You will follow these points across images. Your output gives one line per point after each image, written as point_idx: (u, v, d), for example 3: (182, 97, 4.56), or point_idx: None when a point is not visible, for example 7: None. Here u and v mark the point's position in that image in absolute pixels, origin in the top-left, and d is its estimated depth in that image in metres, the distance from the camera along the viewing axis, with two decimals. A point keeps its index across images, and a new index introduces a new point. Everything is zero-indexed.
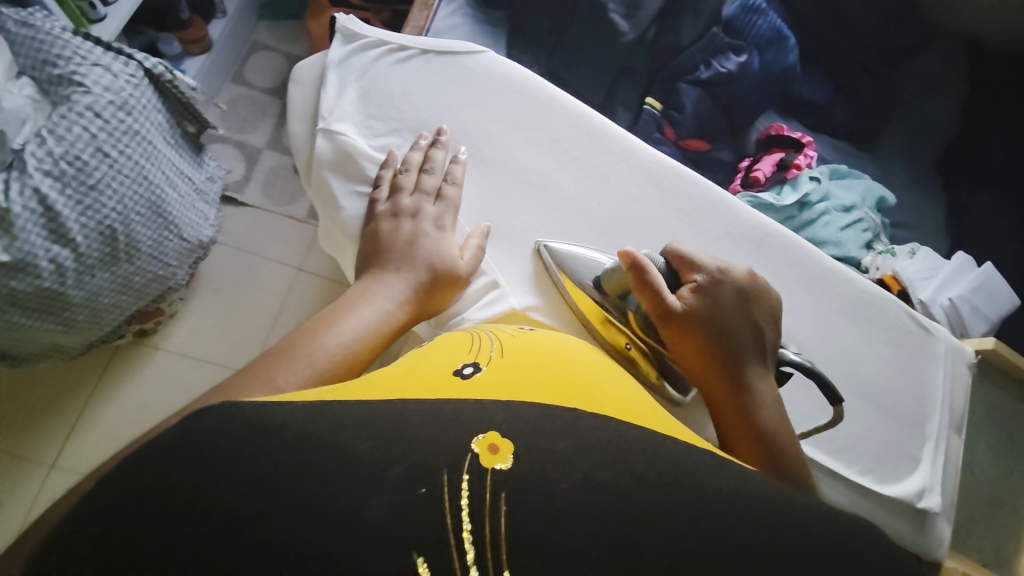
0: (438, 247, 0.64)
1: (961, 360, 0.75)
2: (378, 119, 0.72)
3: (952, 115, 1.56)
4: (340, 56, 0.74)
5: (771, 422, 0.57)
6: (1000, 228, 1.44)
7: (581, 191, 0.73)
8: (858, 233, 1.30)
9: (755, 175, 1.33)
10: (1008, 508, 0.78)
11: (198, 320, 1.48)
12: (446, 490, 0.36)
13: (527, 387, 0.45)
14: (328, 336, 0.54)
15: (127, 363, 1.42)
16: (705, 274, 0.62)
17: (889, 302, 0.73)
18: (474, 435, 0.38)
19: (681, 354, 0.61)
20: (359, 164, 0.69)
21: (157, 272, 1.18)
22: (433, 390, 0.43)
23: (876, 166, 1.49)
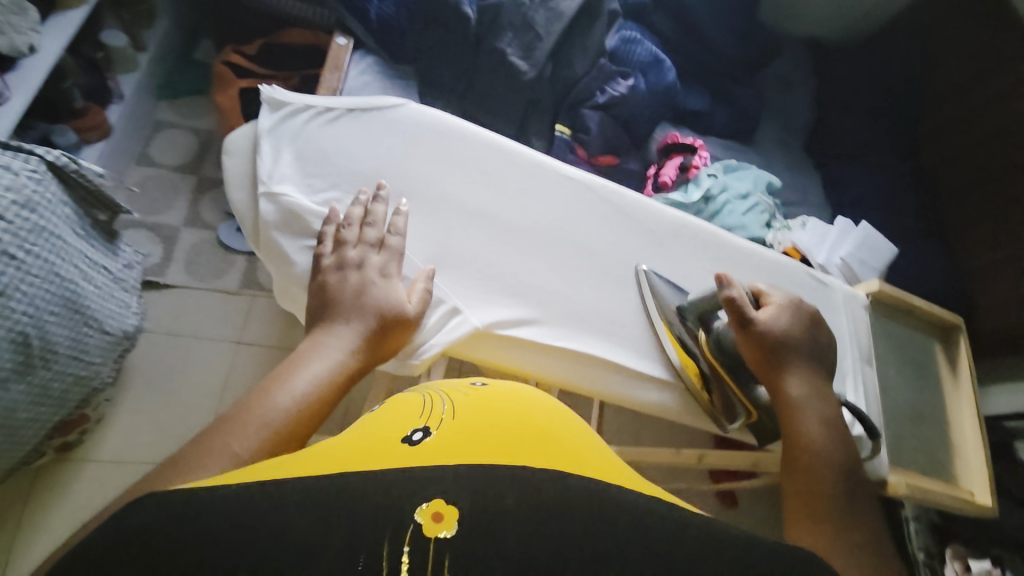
0: (386, 293, 0.66)
1: (857, 304, 0.88)
2: (317, 176, 0.75)
3: (807, 106, 1.85)
4: (271, 123, 0.76)
5: (821, 445, 0.65)
6: (866, 192, 1.70)
7: (520, 214, 0.79)
8: (756, 216, 1.50)
9: (662, 180, 1.52)
10: (929, 421, 0.90)
11: (133, 419, 1.37)
12: (386, 561, 0.35)
13: (480, 448, 0.44)
14: (281, 391, 0.55)
15: (57, 481, 1.27)
16: (781, 301, 0.74)
17: (792, 266, 0.85)
18: (417, 504, 0.37)
19: (752, 365, 0.71)
20: (305, 220, 0.72)
21: (81, 373, 1.11)
22: (377, 462, 0.41)
23: (758, 157, 1.72)
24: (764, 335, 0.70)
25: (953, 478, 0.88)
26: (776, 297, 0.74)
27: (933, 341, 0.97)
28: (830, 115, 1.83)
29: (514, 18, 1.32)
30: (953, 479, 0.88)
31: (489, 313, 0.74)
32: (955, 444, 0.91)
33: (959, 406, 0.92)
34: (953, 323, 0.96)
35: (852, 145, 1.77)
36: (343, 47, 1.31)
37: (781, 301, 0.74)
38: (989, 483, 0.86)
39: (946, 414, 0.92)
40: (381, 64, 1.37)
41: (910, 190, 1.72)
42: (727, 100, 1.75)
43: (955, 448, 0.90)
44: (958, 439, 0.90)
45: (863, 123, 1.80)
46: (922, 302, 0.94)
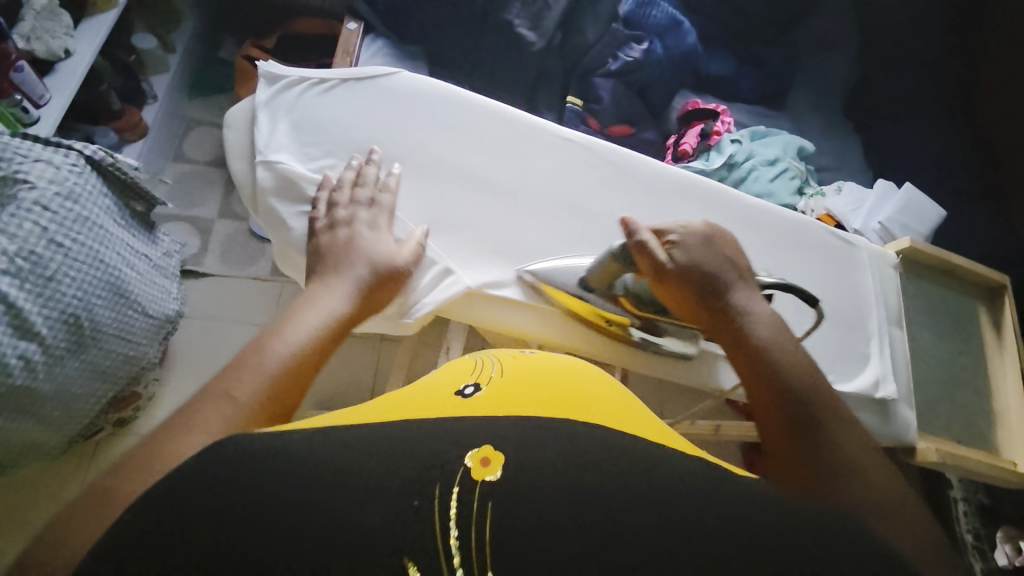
0: (374, 243, 0.68)
1: (886, 264, 0.83)
2: (314, 145, 0.77)
3: (847, 65, 1.72)
4: (267, 95, 0.79)
5: (795, 376, 0.57)
6: (905, 154, 1.60)
7: (514, 176, 0.79)
8: (786, 182, 1.45)
9: (681, 148, 1.48)
10: (969, 388, 0.84)
11: (178, 397, 1.46)
12: (437, 502, 0.40)
13: (522, 399, 0.54)
14: (277, 340, 0.55)
15: (111, 455, 1.38)
16: (676, 233, 0.70)
17: (809, 222, 0.79)
18: (468, 450, 0.43)
19: (675, 307, 0.68)
20: (300, 186, 0.74)
21: (128, 352, 1.20)
22: (439, 408, 0.52)
23: (789, 122, 1.63)
24: (673, 275, 0.67)
25: (995, 449, 0.82)
26: (673, 232, 0.70)
27: (976, 303, 0.89)
28: (870, 73, 1.70)
29: None
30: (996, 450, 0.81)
31: (480, 273, 0.74)
32: (997, 412, 0.84)
33: (1004, 373, 0.85)
34: (998, 283, 0.88)
35: (893, 103, 1.65)
36: (353, 32, 1.33)
37: (679, 232, 0.70)
38: None
39: (989, 381, 0.85)
40: (390, 45, 1.37)
41: (959, 149, 1.59)
42: (754, 63, 1.66)
43: (999, 417, 0.83)
44: (1002, 407, 0.83)
45: (906, 79, 1.67)
46: (962, 261, 0.87)
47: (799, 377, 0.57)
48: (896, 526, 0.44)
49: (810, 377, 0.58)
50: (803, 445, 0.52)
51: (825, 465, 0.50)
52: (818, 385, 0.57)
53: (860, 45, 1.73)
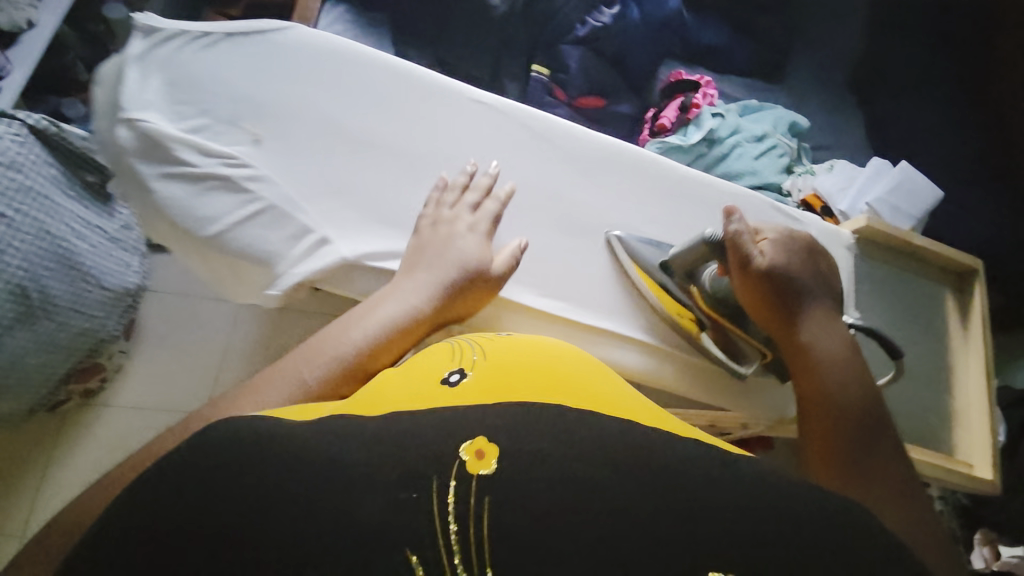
0: (474, 249, 0.71)
1: (838, 243, 0.76)
2: (189, 104, 0.72)
3: (857, 33, 1.57)
4: (139, 51, 0.72)
5: (851, 395, 0.63)
6: (909, 130, 1.47)
7: (407, 140, 0.75)
8: (773, 160, 1.36)
9: (659, 123, 1.39)
10: (924, 382, 0.78)
11: (145, 371, 1.48)
12: (434, 495, 0.44)
13: (511, 384, 0.55)
14: (354, 330, 0.63)
15: (80, 423, 1.41)
16: (774, 237, 0.72)
17: (751, 194, 0.83)
18: (462, 445, 0.47)
19: (751, 306, 0.70)
20: (168, 148, 0.69)
21: (84, 324, 1.20)
22: (424, 400, 0.53)
23: (785, 97, 1.52)
24: (763, 274, 0.68)
25: (951, 449, 0.75)
26: (768, 233, 0.72)
27: (943, 290, 0.82)
28: (880, 40, 1.55)
29: None
30: (951, 450, 0.75)
31: (362, 242, 0.71)
32: (954, 410, 0.77)
33: (966, 366, 0.79)
34: (969, 268, 0.81)
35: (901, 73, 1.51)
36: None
37: (774, 235, 0.72)
38: (995, 455, 0.73)
39: (950, 374, 0.79)
40: (352, 11, 1.31)
41: (971, 125, 1.46)
42: (750, 33, 1.55)
43: (958, 413, 0.77)
44: (961, 403, 0.77)
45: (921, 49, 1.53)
46: (927, 242, 0.80)
47: (852, 392, 0.64)
48: (894, 513, 0.56)
49: (869, 397, 0.64)
50: (846, 452, 0.60)
51: (856, 472, 0.59)
52: (870, 403, 0.62)
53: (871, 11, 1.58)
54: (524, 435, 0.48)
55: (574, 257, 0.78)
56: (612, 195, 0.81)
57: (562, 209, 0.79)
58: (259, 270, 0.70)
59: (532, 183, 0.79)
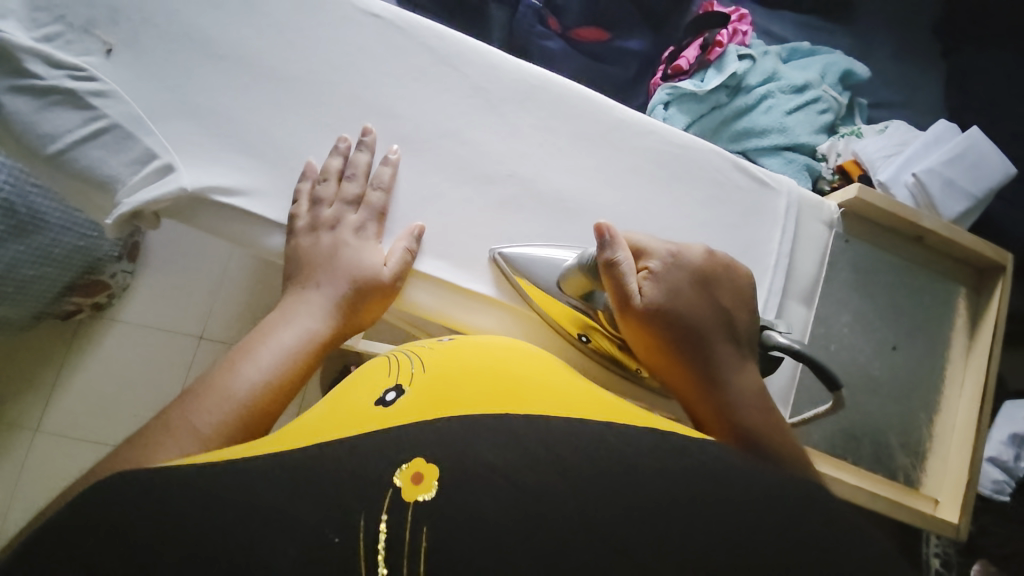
0: (359, 254, 0.52)
1: (817, 218, 0.62)
2: (47, 7, 0.52)
3: None
4: None
5: (753, 420, 0.46)
6: (999, 92, 1.12)
7: (295, 60, 0.54)
8: (810, 116, 1.09)
9: (675, 64, 1.11)
10: (900, 401, 0.64)
11: (152, 291, 1.26)
12: (363, 536, 0.28)
13: (448, 395, 0.37)
14: (248, 366, 0.45)
15: (88, 335, 1.23)
16: (658, 260, 0.51)
17: (713, 159, 0.60)
18: (395, 466, 0.30)
19: (643, 353, 0.51)
20: (15, 59, 0.50)
21: (76, 242, 1.06)
22: (343, 425, 0.36)
23: (850, 43, 1.23)
24: (644, 315, 0.48)
25: (916, 480, 0.63)
26: (654, 256, 0.51)
27: (957, 287, 0.66)
28: None
29: None
30: (916, 481, 0.63)
31: (213, 173, 0.51)
32: (931, 435, 0.64)
33: (960, 383, 0.64)
34: (994, 264, 0.65)
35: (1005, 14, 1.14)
36: None
37: (662, 258, 0.51)
38: (968, 494, 0.60)
39: (939, 390, 0.65)
40: None
41: None
42: None
43: (934, 438, 0.64)
44: (942, 426, 0.64)
45: None
46: (940, 226, 0.63)
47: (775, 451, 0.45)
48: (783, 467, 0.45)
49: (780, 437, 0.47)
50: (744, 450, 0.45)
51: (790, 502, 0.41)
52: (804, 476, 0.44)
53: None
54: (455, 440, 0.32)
55: (487, 223, 0.57)
56: (541, 139, 0.58)
57: (469, 154, 0.57)
58: (106, 201, 0.51)
59: (445, 113, 0.56)
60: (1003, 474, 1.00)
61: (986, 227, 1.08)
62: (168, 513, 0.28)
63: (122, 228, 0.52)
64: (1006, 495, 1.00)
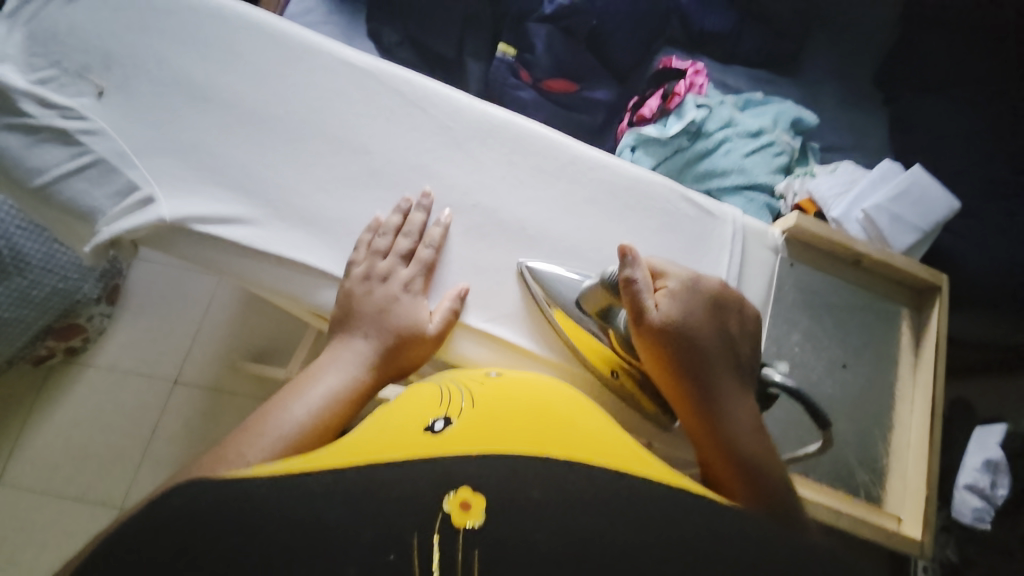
0: (410, 309, 0.56)
1: (763, 243, 0.67)
2: (44, 54, 0.58)
3: (886, 26, 1.37)
4: (12, 5, 0.60)
5: (752, 448, 0.48)
6: (936, 137, 1.22)
7: (274, 102, 0.59)
8: (768, 158, 1.17)
9: (640, 112, 1.21)
10: (858, 421, 0.67)
11: (128, 331, 1.26)
12: (418, 555, 0.29)
13: (497, 433, 0.38)
14: (296, 404, 0.48)
15: (57, 380, 1.21)
16: (675, 282, 0.55)
17: (670, 194, 0.65)
18: (445, 493, 0.32)
19: (649, 366, 0.54)
20: (12, 101, 0.55)
21: (56, 285, 1.06)
22: (401, 450, 0.35)
23: (800, 92, 1.33)
24: (658, 330, 0.52)
25: (878, 498, 0.66)
26: (672, 277, 0.56)
27: (898, 309, 0.72)
28: (913, 32, 1.31)
29: None
30: (878, 498, 0.66)
31: (190, 203, 0.54)
32: (888, 454, 0.68)
33: (911, 401, 0.68)
34: (930, 286, 0.70)
35: (934, 71, 1.26)
36: None
37: (679, 279, 0.55)
38: (927, 511, 0.63)
39: (889, 408, 0.69)
40: None
41: None
42: (764, 19, 1.34)
43: (891, 456, 0.67)
44: (897, 444, 0.67)
45: (974, 38, 1.25)
46: (873, 250, 0.69)
47: (768, 467, 0.47)
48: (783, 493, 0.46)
49: (771, 450, 0.49)
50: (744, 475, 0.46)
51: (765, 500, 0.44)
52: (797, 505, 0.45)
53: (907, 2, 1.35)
54: (475, 465, 0.34)
55: (453, 251, 0.60)
56: (506, 173, 0.63)
57: (437, 188, 0.61)
58: (86, 230, 0.54)
59: (414, 150, 0.61)
60: (982, 501, 1.01)
61: (943, 262, 1.11)
62: (213, 531, 0.28)
63: (99, 257, 0.55)
64: (986, 521, 1.01)
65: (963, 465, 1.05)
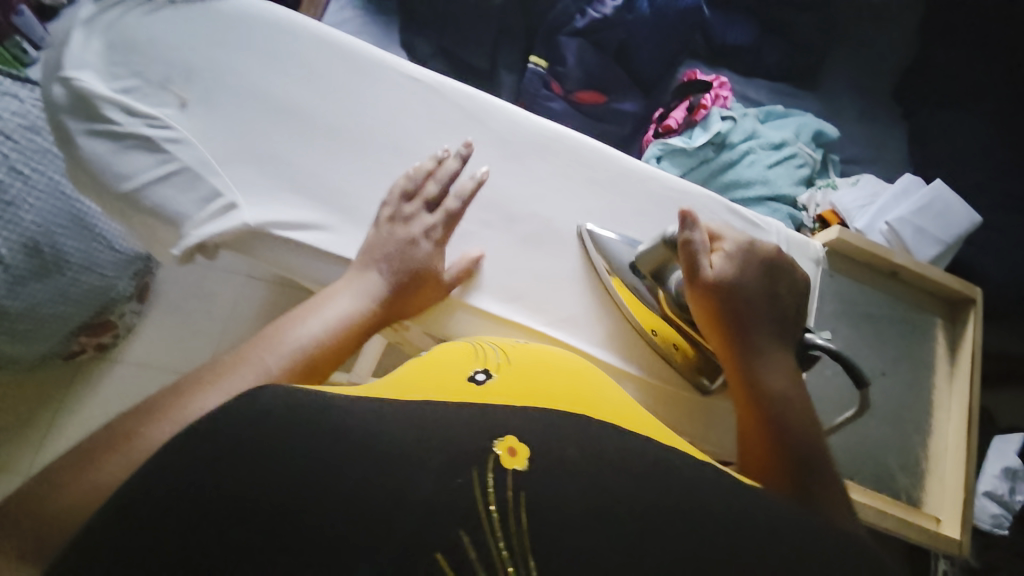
0: (431, 254, 0.57)
1: (806, 255, 0.69)
2: (123, 63, 0.60)
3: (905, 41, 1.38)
4: (88, 12, 0.61)
5: (791, 404, 0.50)
6: (957, 150, 1.24)
7: (345, 114, 0.62)
8: (790, 170, 1.19)
9: (666, 124, 1.23)
10: (891, 424, 0.69)
11: (158, 330, 1.28)
12: (476, 487, 0.34)
13: (534, 392, 0.43)
14: (310, 322, 0.50)
15: (89, 377, 1.23)
16: (731, 245, 0.57)
17: (715, 205, 0.68)
18: (494, 438, 0.36)
19: (700, 321, 0.56)
20: (97, 108, 0.57)
21: (96, 282, 1.10)
22: (448, 393, 0.40)
23: (820, 103, 1.34)
24: (707, 283, 0.55)
25: (918, 499, 0.68)
26: (729, 240, 0.57)
27: (934, 319, 0.74)
28: (932, 48, 1.33)
29: None
30: (918, 501, 0.68)
31: (270, 211, 0.57)
32: (928, 458, 0.69)
33: (948, 408, 0.71)
34: (965, 297, 0.73)
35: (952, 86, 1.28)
36: None
37: (735, 244, 0.57)
38: (965, 513, 0.65)
39: (927, 413, 0.71)
40: None
41: None
42: (785, 34, 1.36)
43: (929, 458, 0.69)
44: (936, 448, 0.69)
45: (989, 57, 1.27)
46: (909, 262, 0.72)
47: (809, 441, 0.48)
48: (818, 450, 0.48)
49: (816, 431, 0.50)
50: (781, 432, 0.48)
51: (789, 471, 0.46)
52: (828, 460, 0.48)
53: (924, 15, 1.36)
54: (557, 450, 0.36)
55: (509, 258, 0.63)
56: (561, 185, 0.66)
57: (495, 199, 0.64)
58: (169, 234, 0.56)
59: (473, 161, 0.64)
60: (1000, 508, 1.02)
61: (962, 272, 1.14)
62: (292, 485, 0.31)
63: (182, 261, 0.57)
64: (1004, 528, 1.02)
65: (983, 472, 1.05)
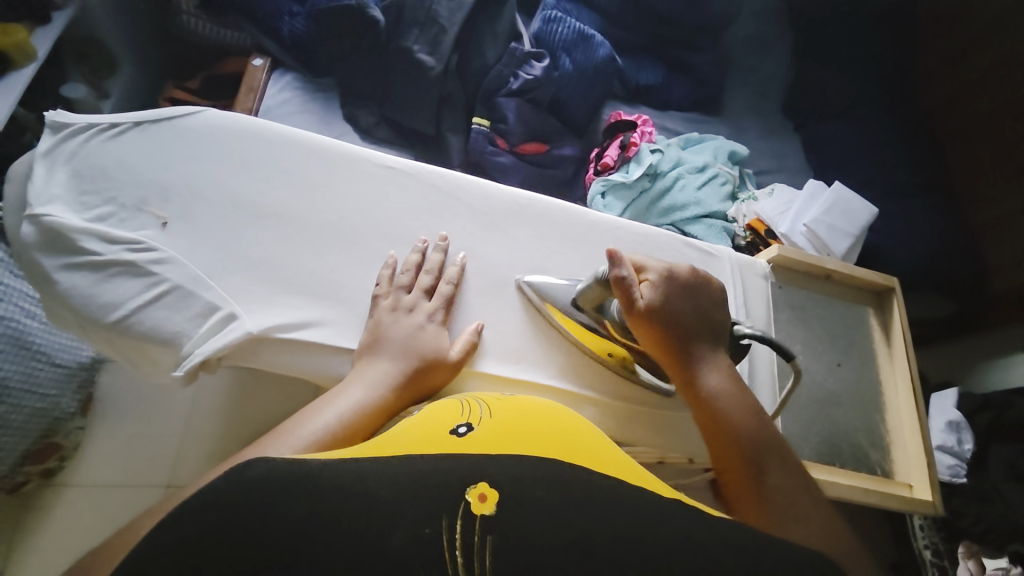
0: (435, 338, 0.61)
1: (755, 272, 0.79)
2: (94, 191, 0.60)
3: (786, 66, 1.58)
4: (48, 145, 0.61)
5: (738, 416, 0.58)
6: (848, 150, 1.42)
7: (328, 209, 0.65)
8: (716, 188, 1.33)
9: (603, 162, 1.34)
10: (851, 406, 0.79)
11: (112, 442, 1.00)
12: (445, 535, 0.34)
13: (521, 438, 0.44)
14: (327, 410, 0.52)
15: (32, 515, 0.95)
16: (656, 274, 0.62)
17: (673, 243, 0.76)
18: (466, 485, 0.36)
19: (647, 346, 0.62)
20: (72, 240, 0.56)
21: (38, 405, 0.90)
22: (431, 446, 0.41)
23: (727, 126, 1.51)
24: (645, 314, 0.60)
25: (890, 471, 0.77)
26: (652, 270, 0.63)
27: (866, 309, 0.86)
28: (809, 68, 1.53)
29: (417, 14, 1.27)
30: (890, 471, 0.77)
31: (271, 315, 0.58)
32: (890, 430, 0.79)
33: (894, 383, 0.81)
34: (886, 287, 0.85)
35: (832, 99, 1.48)
36: (259, 68, 1.27)
37: (659, 272, 0.63)
38: (931, 475, 0.75)
39: (880, 393, 0.81)
40: (301, 79, 1.31)
41: (910, 138, 1.41)
42: (687, 71, 1.52)
43: (891, 431, 0.79)
44: (892, 421, 0.80)
45: (856, 71, 1.48)
46: (838, 265, 0.84)
47: (758, 445, 0.56)
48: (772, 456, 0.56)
49: (779, 448, 0.57)
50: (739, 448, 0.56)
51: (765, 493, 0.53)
52: (781, 460, 0.56)
53: (796, 42, 1.58)
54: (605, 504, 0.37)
55: (507, 319, 0.67)
56: (540, 245, 0.71)
57: (479, 265, 0.68)
58: (170, 355, 0.56)
59: (455, 236, 0.69)
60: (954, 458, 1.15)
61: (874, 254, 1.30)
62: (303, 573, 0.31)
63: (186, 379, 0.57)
64: (962, 476, 1.13)
65: (932, 428, 1.19)
